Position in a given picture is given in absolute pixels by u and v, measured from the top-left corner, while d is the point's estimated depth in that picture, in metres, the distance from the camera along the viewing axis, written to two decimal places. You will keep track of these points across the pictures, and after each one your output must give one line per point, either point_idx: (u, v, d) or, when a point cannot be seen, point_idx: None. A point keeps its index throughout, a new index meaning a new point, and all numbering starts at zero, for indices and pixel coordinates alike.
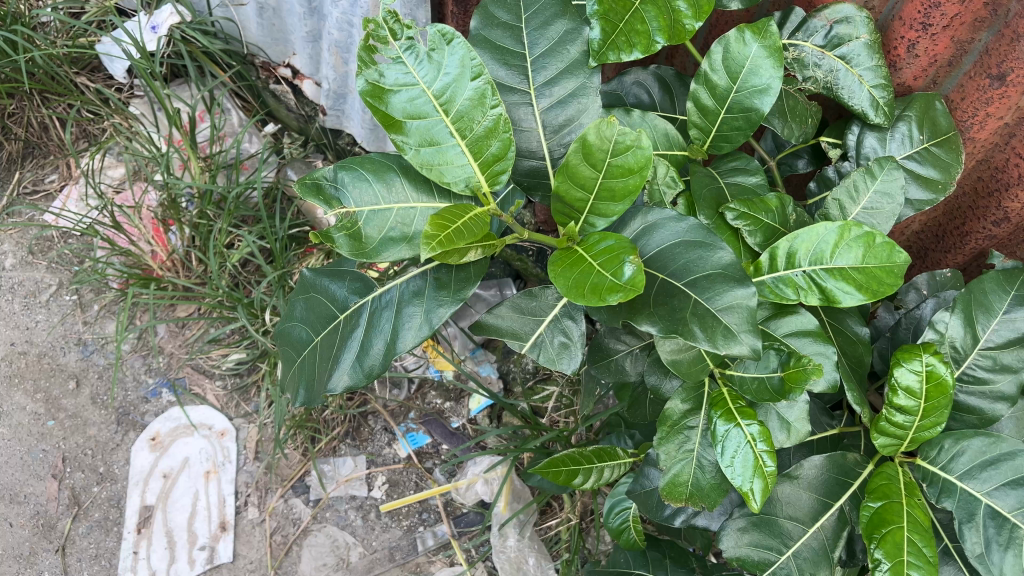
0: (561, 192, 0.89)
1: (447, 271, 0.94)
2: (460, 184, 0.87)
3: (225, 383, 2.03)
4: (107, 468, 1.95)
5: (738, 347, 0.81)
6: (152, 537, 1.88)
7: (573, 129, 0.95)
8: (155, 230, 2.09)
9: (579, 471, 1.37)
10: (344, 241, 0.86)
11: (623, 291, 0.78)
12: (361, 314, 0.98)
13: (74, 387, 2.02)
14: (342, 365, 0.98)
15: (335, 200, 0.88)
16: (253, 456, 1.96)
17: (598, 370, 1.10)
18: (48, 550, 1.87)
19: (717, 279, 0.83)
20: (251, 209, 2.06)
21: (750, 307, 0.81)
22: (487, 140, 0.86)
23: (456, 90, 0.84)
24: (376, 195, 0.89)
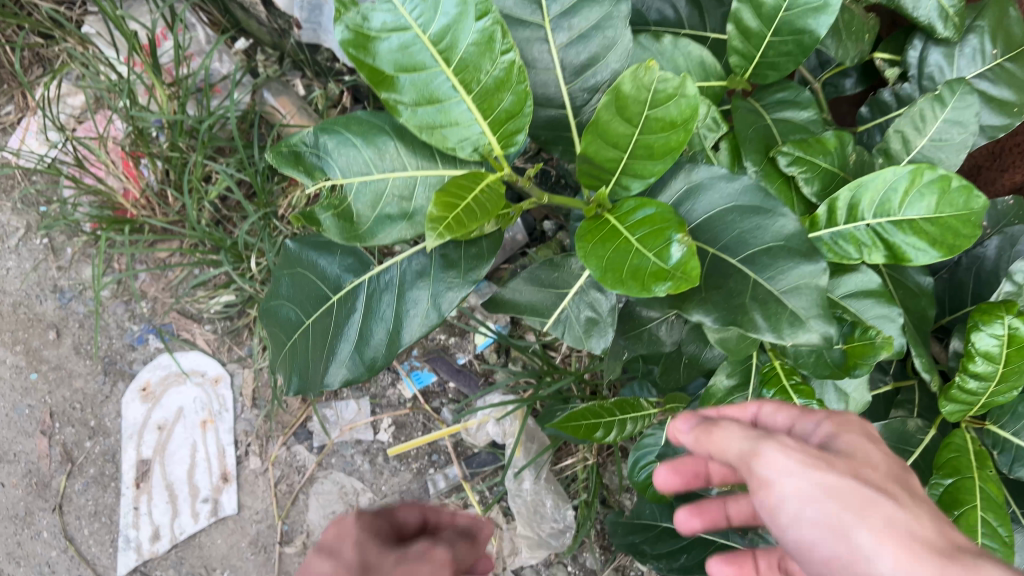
0: (588, 152, 0.74)
1: (454, 246, 0.84)
2: (466, 148, 0.74)
3: (216, 327, 1.90)
4: (98, 422, 1.86)
5: (807, 336, 0.70)
6: (153, 491, 1.81)
7: (598, 69, 0.80)
8: (124, 165, 1.93)
9: (600, 425, 1.27)
10: (332, 225, 0.76)
11: (671, 278, 0.66)
12: (359, 296, 0.89)
13: (55, 338, 1.90)
14: (340, 356, 0.88)
15: (319, 171, 0.77)
16: (251, 402, 1.86)
17: (628, 340, 0.98)
18: (44, 509, 1.81)
19: (780, 253, 0.72)
20: (226, 138, 1.88)
21: (820, 287, 0.71)
22: (498, 93, 0.71)
23: (458, 33, 0.68)
24: (366, 162, 0.78)
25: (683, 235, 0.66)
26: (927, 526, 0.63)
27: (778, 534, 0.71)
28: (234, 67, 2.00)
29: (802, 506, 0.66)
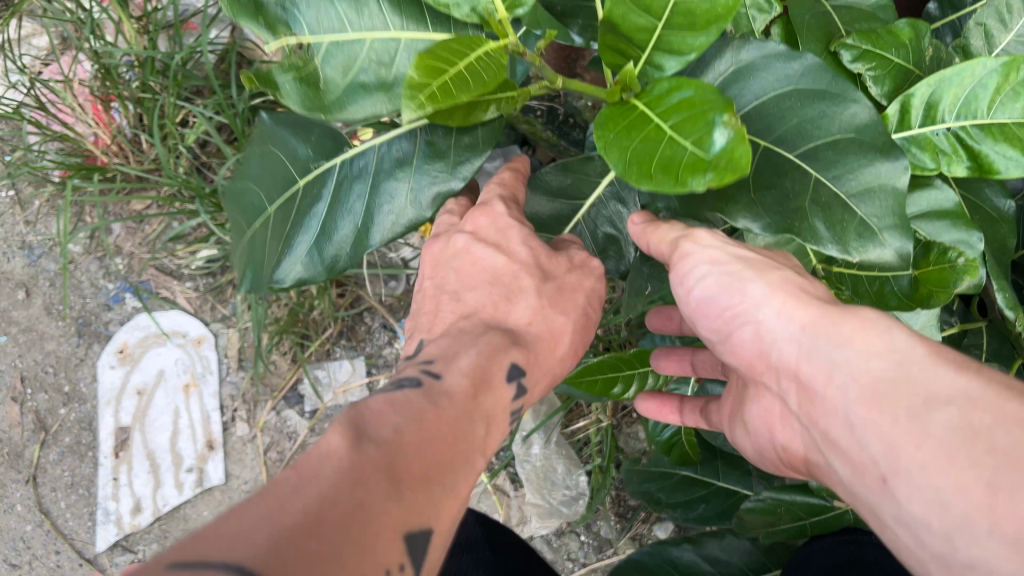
0: (612, 18, 0.64)
1: (443, 137, 0.84)
2: (462, 7, 0.70)
3: (197, 284, 1.75)
4: (73, 387, 1.72)
5: (879, 252, 0.65)
6: (134, 460, 1.69)
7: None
8: (93, 110, 1.77)
9: (618, 379, 1.13)
10: (293, 88, 0.69)
11: (711, 168, 0.55)
12: (327, 183, 0.87)
13: (24, 298, 1.76)
14: (297, 253, 0.87)
15: (282, 25, 0.70)
16: (237, 364, 1.73)
17: None
18: (17, 481, 1.69)
19: (848, 148, 0.67)
20: (203, 77, 1.72)
21: (896, 191, 0.66)
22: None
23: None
24: (338, 20, 0.72)
25: (727, 117, 0.56)
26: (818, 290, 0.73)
27: (693, 316, 0.80)
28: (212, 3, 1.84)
29: (715, 289, 0.74)
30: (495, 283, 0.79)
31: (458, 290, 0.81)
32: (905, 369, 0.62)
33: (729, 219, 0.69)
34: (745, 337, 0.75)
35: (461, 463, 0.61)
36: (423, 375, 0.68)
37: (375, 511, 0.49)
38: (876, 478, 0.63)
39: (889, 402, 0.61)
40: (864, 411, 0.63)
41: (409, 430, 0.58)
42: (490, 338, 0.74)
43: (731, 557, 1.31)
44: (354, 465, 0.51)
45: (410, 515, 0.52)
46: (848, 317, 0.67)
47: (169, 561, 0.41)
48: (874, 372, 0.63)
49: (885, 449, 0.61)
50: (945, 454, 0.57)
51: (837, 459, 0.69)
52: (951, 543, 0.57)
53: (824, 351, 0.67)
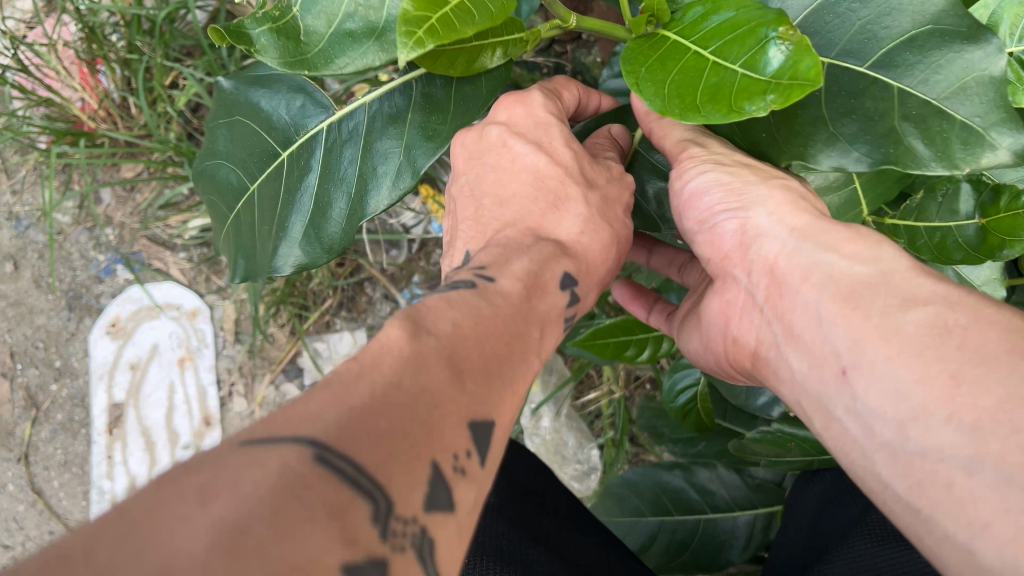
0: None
1: (441, 86, 0.76)
2: None
3: (191, 255, 1.66)
4: (64, 362, 1.67)
5: (990, 156, 0.59)
6: (128, 437, 1.66)
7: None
8: (79, 73, 1.69)
9: (632, 342, 1.06)
10: (269, 42, 0.65)
11: (765, 90, 0.54)
12: (315, 155, 0.83)
13: (12, 271, 1.69)
14: (291, 237, 0.83)
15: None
16: (233, 337, 1.66)
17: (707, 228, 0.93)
18: (9, 459, 1.67)
19: (928, 40, 0.62)
20: (193, 36, 1.64)
21: (994, 79, 0.59)
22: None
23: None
24: None
25: (783, 31, 0.54)
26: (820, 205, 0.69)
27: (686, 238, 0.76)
28: None
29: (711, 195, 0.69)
30: (540, 189, 0.69)
31: (501, 196, 0.71)
32: (886, 276, 0.59)
33: (814, 165, 0.66)
34: (726, 233, 0.70)
35: (529, 355, 0.55)
36: (477, 277, 0.58)
37: (452, 391, 0.44)
38: (835, 371, 0.58)
39: (865, 299, 0.58)
40: (834, 307, 0.59)
41: (475, 309, 0.53)
42: (543, 246, 0.66)
43: (721, 487, 1.23)
44: (432, 344, 0.45)
45: (475, 404, 0.45)
46: (841, 226, 0.64)
47: (240, 439, 0.35)
48: (855, 275, 0.60)
49: (853, 343, 0.57)
50: (915, 350, 0.53)
51: (794, 356, 0.64)
52: (903, 437, 0.53)
53: (807, 253, 0.63)
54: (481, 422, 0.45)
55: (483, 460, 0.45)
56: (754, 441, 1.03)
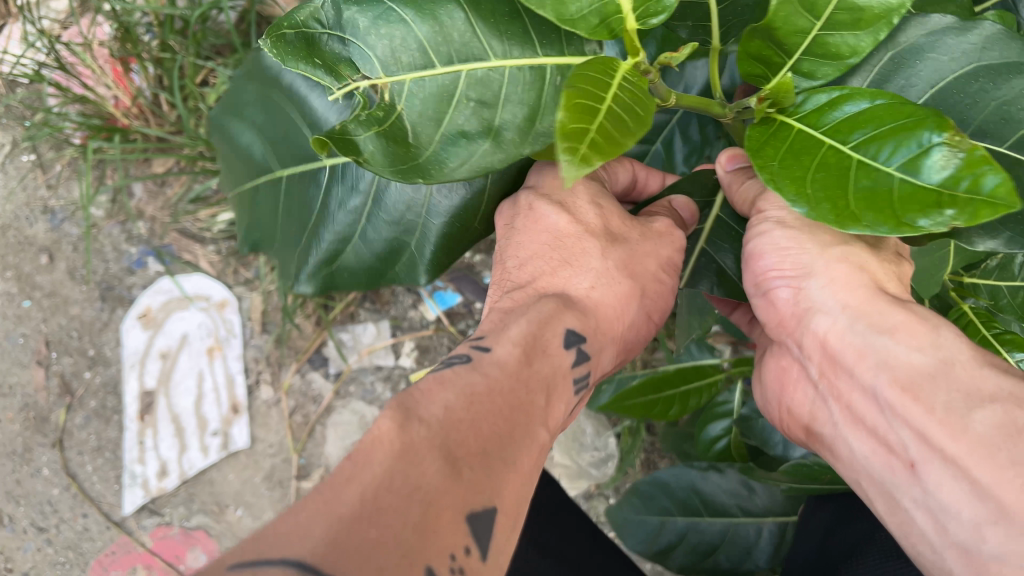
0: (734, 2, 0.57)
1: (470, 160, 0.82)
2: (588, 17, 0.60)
3: (220, 248, 1.73)
4: (97, 351, 1.71)
5: None
6: (159, 424, 1.69)
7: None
8: (113, 72, 1.74)
9: (673, 404, 1.18)
10: (376, 148, 0.62)
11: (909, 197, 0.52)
12: (326, 182, 0.90)
13: (47, 263, 1.74)
14: (295, 248, 0.95)
15: (344, 65, 0.67)
16: (260, 328, 1.71)
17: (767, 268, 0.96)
18: (43, 445, 1.68)
19: None
20: (224, 36, 1.69)
21: None
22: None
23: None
24: (423, 57, 0.65)
25: (949, 137, 0.52)
26: (891, 286, 0.71)
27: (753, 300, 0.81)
28: None
29: (790, 253, 0.73)
30: (557, 246, 0.78)
31: (520, 257, 0.80)
32: (946, 366, 0.63)
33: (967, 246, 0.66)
34: (782, 297, 0.76)
35: (531, 430, 0.63)
36: (475, 348, 0.67)
37: (453, 474, 0.53)
38: (904, 464, 0.65)
39: (926, 393, 0.63)
40: (894, 395, 0.65)
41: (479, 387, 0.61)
42: (547, 303, 0.73)
43: (754, 497, 1.25)
44: (433, 430, 0.55)
45: (471, 496, 0.53)
46: (897, 307, 0.68)
47: (240, 557, 0.43)
48: (919, 366, 0.65)
49: (920, 440, 0.63)
50: (983, 450, 0.59)
51: (856, 438, 0.71)
52: (981, 538, 0.59)
53: (863, 334, 0.69)
54: (483, 505, 0.53)
55: (484, 553, 0.52)
56: (787, 472, 1.01)
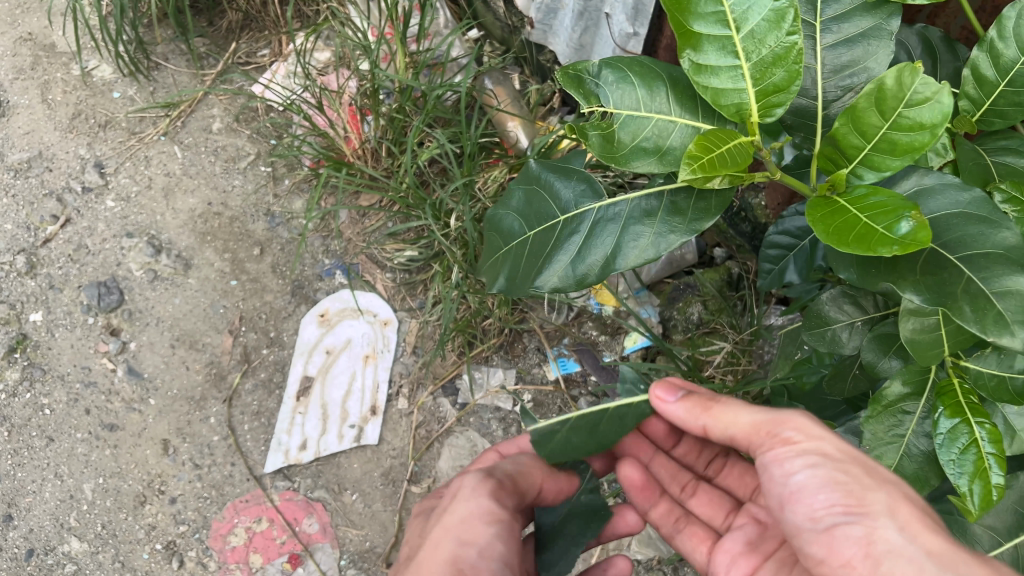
0: (836, 134, 0.79)
1: (685, 195, 0.91)
2: (732, 108, 0.78)
3: (395, 276, 2.09)
4: (277, 334, 2.06)
5: None
6: (310, 407, 1.99)
7: (856, 71, 0.84)
8: (351, 117, 2.14)
9: None
10: (598, 141, 0.84)
11: (900, 245, 0.69)
12: (585, 221, 1.00)
13: (258, 254, 2.14)
14: (555, 266, 1.01)
15: (594, 97, 0.87)
16: (411, 349, 2.02)
17: (812, 337, 1.13)
18: (216, 398, 2.01)
19: None
20: (447, 111, 2.08)
21: None
22: (772, 67, 0.76)
23: (754, 7, 0.75)
24: (637, 99, 0.85)
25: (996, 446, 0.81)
26: None
27: None
28: (464, 52, 2.20)
29: None
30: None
31: None
32: None
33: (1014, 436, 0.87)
34: None
35: None
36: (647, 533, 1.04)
37: None
38: None
39: None
40: None
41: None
42: None
43: None
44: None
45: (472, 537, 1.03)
46: None
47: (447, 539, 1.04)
48: None
49: None
50: None
51: None
52: None
53: None
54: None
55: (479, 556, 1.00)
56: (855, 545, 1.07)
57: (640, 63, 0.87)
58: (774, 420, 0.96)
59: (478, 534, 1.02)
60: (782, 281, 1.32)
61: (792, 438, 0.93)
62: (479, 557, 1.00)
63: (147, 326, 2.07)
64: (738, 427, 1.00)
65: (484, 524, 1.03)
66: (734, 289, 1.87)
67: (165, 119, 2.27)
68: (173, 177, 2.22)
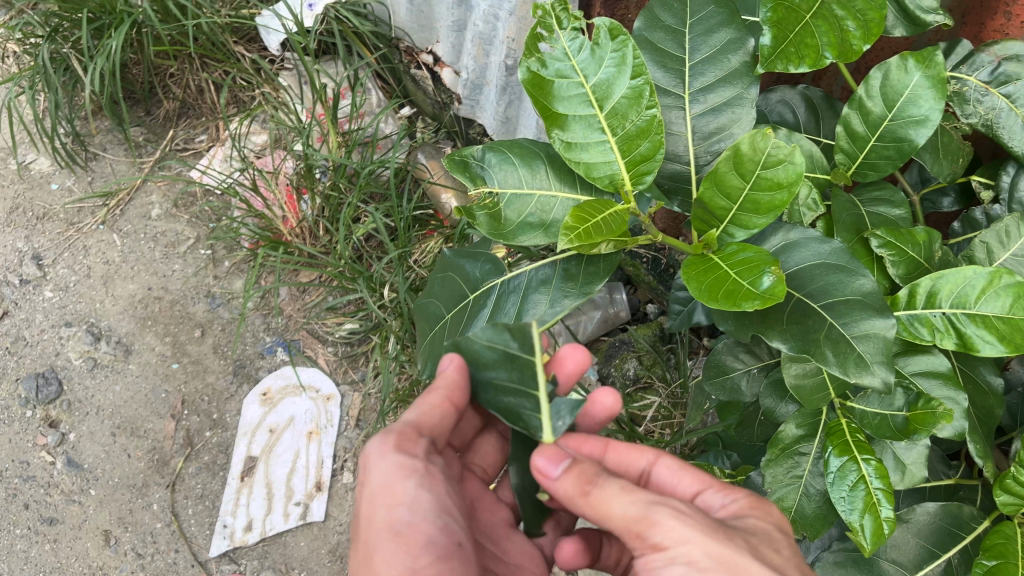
0: (705, 198, 0.90)
1: (575, 264, 1.01)
2: (605, 180, 0.96)
3: (337, 350, 2.11)
4: (220, 415, 2.06)
5: (949, 431, 0.94)
6: (254, 487, 1.96)
7: (722, 137, 1.01)
8: (288, 197, 2.18)
9: None
10: (485, 218, 0.98)
11: (759, 300, 0.81)
12: (490, 295, 1.07)
13: (199, 335, 2.14)
14: None
15: (481, 179, 1.01)
16: (354, 422, 2.04)
17: (714, 385, 1.19)
18: (159, 484, 1.98)
19: (943, 387, 0.95)
20: (382, 187, 2.13)
21: (961, 407, 0.94)
22: (637, 139, 0.94)
23: (614, 85, 0.94)
24: (520, 178, 1.01)
25: (883, 482, 0.91)
26: None
27: None
28: (397, 129, 2.27)
29: None
30: None
31: None
32: None
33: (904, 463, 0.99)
34: None
35: None
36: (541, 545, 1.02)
37: None
38: None
39: None
40: None
41: None
42: None
43: None
44: None
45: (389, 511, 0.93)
46: None
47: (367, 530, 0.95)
48: None
49: None
50: None
51: None
52: None
53: None
54: None
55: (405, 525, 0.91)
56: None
57: (523, 148, 1.02)
58: (645, 519, 0.84)
59: (402, 493, 0.92)
60: (691, 321, 1.36)
61: (664, 543, 0.82)
62: (407, 522, 0.92)
63: (87, 416, 2.05)
64: (612, 519, 0.86)
65: (404, 480, 0.92)
66: (667, 342, 1.91)
67: (103, 208, 2.29)
68: (112, 264, 2.23)
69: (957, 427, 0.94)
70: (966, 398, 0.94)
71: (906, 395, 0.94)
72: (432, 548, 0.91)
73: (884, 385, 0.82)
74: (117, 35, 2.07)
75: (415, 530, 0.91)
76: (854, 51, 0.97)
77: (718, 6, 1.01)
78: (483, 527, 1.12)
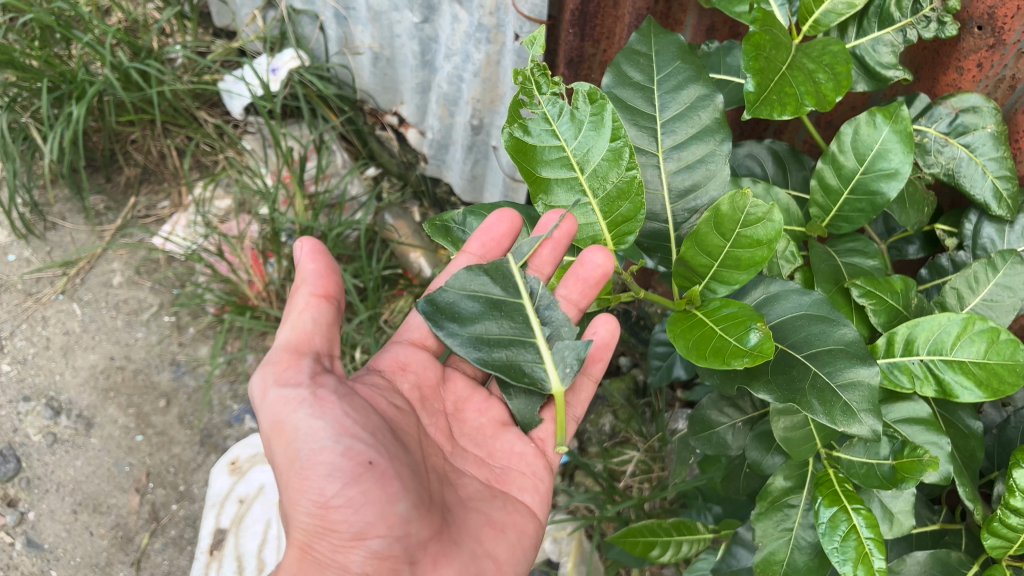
0: (688, 257, 0.92)
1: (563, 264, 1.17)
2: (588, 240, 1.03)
3: None
4: (187, 487, 2.00)
5: (933, 476, 0.94)
6: (224, 561, 1.82)
7: (699, 194, 1.03)
8: (253, 260, 2.16)
9: (657, 542, 1.26)
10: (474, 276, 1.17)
11: (749, 356, 0.81)
12: None
13: (164, 406, 2.09)
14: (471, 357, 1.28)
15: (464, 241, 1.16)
16: None
17: (701, 440, 1.18)
18: (123, 562, 1.90)
19: (925, 432, 0.96)
20: (349, 248, 2.12)
21: (943, 451, 0.95)
22: (619, 201, 0.99)
23: (592, 148, 0.99)
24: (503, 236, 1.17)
25: (875, 532, 0.91)
26: None
27: None
28: (363, 190, 2.28)
29: None
30: None
31: None
32: None
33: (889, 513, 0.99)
34: None
35: None
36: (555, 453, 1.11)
37: None
38: None
39: None
40: None
41: None
42: None
43: None
44: None
45: (288, 451, 0.96)
46: None
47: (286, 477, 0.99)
48: None
49: None
50: None
51: None
52: None
53: None
54: None
55: (301, 460, 0.94)
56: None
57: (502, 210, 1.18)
58: None
59: (294, 429, 0.95)
60: (671, 376, 1.36)
61: None
62: (307, 455, 0.94)
63: (47, 494, 1.97)
64: None
65: (294, 415, 0.95)
66: (642, 395, 1.91)
67: (62, 278, 2.24)
68: (72, 335, 2.17)
69: (942, 473, 0.95)
70: (949, 442, 0.95)
71: (892, 443, 0.95)
72: (335, 472, 0.92)
73: (873, 433, 0.83)
74: (80, 104, 2.06)
75: (315, 460, 0.93)
76: (830, 101, 0.99)
77: (684, 62, 1.04)
78: (464, 432, 1.15)
